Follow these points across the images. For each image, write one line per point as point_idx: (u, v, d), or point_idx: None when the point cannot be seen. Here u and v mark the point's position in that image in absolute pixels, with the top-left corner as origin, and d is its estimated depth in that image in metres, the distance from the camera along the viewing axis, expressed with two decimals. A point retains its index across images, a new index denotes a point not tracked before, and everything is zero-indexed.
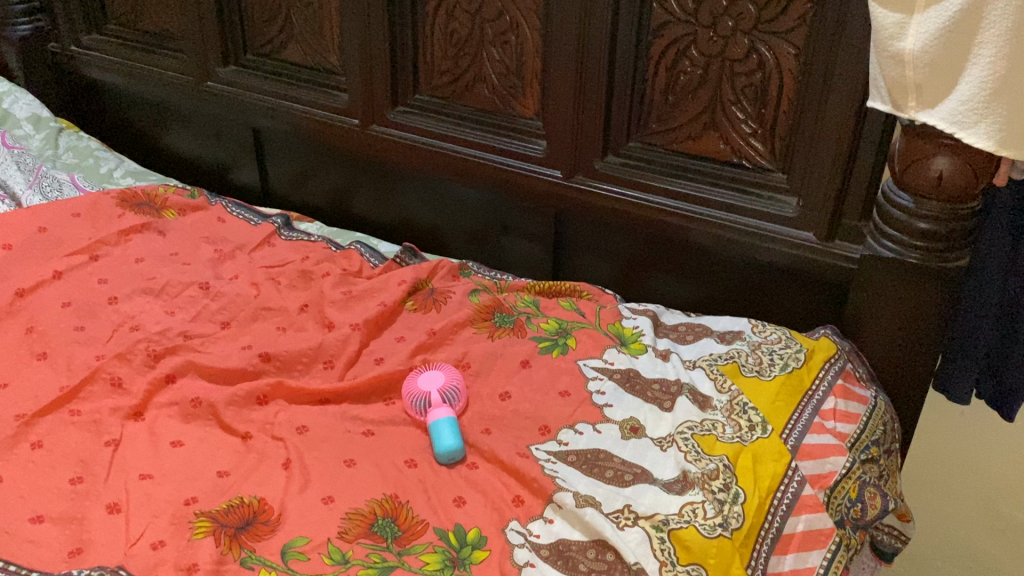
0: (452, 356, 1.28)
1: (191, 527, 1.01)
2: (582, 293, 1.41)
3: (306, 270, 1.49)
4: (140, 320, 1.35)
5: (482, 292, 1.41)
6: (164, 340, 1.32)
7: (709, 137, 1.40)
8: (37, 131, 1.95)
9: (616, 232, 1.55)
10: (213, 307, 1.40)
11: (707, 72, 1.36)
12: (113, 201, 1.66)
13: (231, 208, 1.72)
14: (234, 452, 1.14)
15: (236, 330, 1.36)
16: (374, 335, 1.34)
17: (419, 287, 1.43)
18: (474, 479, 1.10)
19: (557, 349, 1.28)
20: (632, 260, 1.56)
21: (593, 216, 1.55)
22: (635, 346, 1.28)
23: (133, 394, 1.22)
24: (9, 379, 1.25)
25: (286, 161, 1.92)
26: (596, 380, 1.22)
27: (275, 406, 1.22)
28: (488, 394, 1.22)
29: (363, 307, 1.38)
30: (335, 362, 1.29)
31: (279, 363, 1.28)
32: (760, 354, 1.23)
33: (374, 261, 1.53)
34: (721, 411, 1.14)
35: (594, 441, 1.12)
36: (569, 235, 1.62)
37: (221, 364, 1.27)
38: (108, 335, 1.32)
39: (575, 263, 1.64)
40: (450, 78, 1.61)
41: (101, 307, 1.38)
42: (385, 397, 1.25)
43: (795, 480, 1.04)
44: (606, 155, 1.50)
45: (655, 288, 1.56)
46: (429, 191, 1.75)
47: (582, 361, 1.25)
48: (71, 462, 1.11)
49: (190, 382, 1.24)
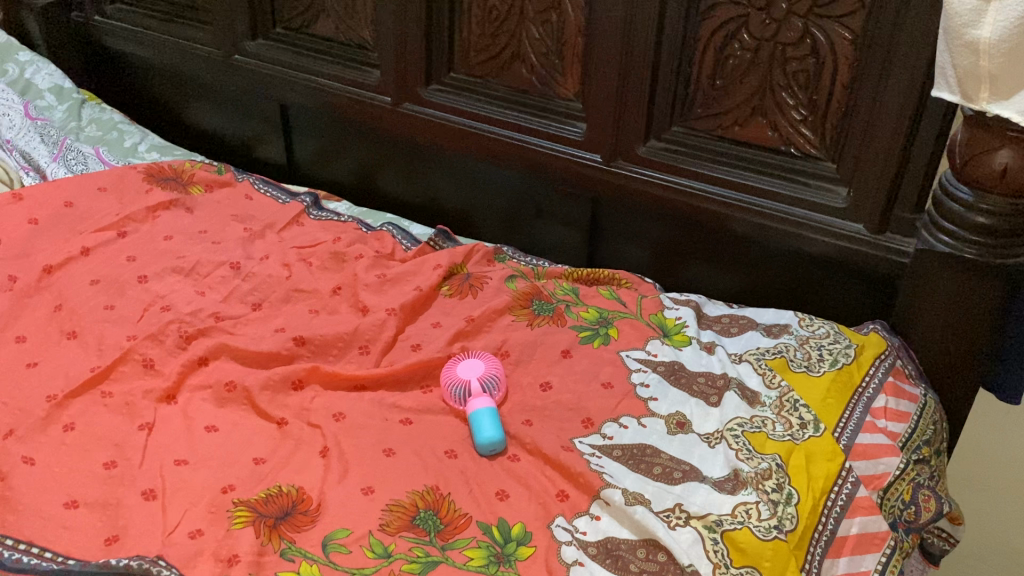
0: (490, 343, 1.25)
1: (230, 515, 0.99)
2: (622, 281, 1.37)
3: (338, 251, 1.46)
4: (171, 299, 1.32)
5: (519, 278, 1.38)
6: (195, 321, 1.29)
7: (757, 123, 1.37)
8: (60, 101, 1.92)
9: (654, 219, 1.52)
10: (244, 288, 1.37)
11: (758, 56, 1.32)
12: (139, 176, 1.63)
13: (258, 184, 1.69)
14: (270, 439, 1.12)
15: (268, 312, 1.34)
16: (410, 320, 1.31)
17: (454, 272, 1.40)
18: (517, 472, 1.07)
19: (598, 339, 1.24)
20: (670, 249, 1.53)
21: (631, 202, 1.52)
22: (679, 338, 1.25)
23: (166, 376, 1.19)
24: (39, 358, 1.22)
25: (314, 139, 1.89)
26: (640, 372, 1.19)
27: (311, 391, 1.19)
28: (529, 384, 1.19)
29: (399, 291, 1.35)
30: (370, 347, 1.26)
31: (314, 348, 1.25)
32: (808, 349, 1.20)
33: (407, 244, 1.50)
34: (770, 408, 1.11)
35: (639, 436, 1.09)
36: (605, 221, 1.58)
37: (254, 347, 1.24)
38: (138, 314, 1.29)
39: (610, 250, 1.60)
40: (487, 56, 1.56)
41: (130, 286, 1.35)
42: (423, 385, 1.22)
43: (849, 481, 1.01)
44: (648, 139, 1.46)
45: (694, 277, 1.53)
46: (461, 172, 1.71)
47: (625, 352, 1.22)
48: (105, 446, 1.08)
49: (223, 366, 1.22)
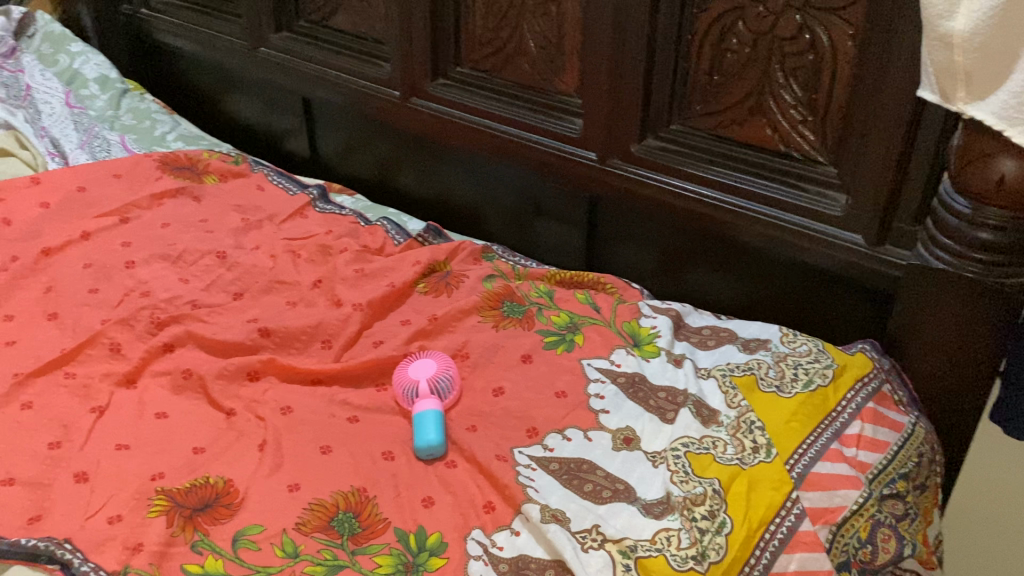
0: (451, 345, 1.21)
1: (149, 504, 0.99)
2: (606, 286, 1.31)
3: (326, 244, 1.45)
4: (152, 286, 1.34)
5: (497, 279, 1.34)
6: (170, 308, 1.30)
7: (757, 123, 1.27)
8: (103, 91, 1.96)
9: (654, 221, 1.45)
10: (227, 277, 1.38)
11: (755, 52, 1.22)
12: (153, 164, 1.67)
13: (272, 175, 1.70)
14: (214, 429, 1.12)
15: (246, 302, 1.34)
16: (379, 316, 1.29)
17: (434, 269, 1.37)
18: (449, 479, 1.03)
19: (562, 345, 1.19)
20: (671, 253, 1.45)
21: (630, 204, 1.45)
22: (648, 348, 1.18)
23: (129, 361, 1.21)
24: (17, 337, 1.26)
25: (336, 132, 1.89)
26: (597, 383, 1.12)
27: (265, 383, 1.19)
28: (481, 388, 1.15)
29: (373, 287, 1.33)
30: (333, 342, 1.24)
31: (278, 340, 1.25)
32: (783, 367, 1.11)
33: (398, 239, 1.47)
34: (725, 429, 1.03)
35: (580, 450, 1.03)
36: (607, 222, 1.52)
37: (218, 336, 1.24)
38: (118, 299, 1.31)
39: (613, 251, 1.54)
40: (491, 50, 1.53)
41: (117, 271, 1.38)
42: (378, 383, 1.19)
43: (793, 513, 0.92)
44: (645, 138, 1.39)
45: (696, 284, 1.45)
46: (470, 169, 1.68)
47: (587, 361, 1.16)
48: (53, 426, 1.10)
49: (186, 354, 1.23)
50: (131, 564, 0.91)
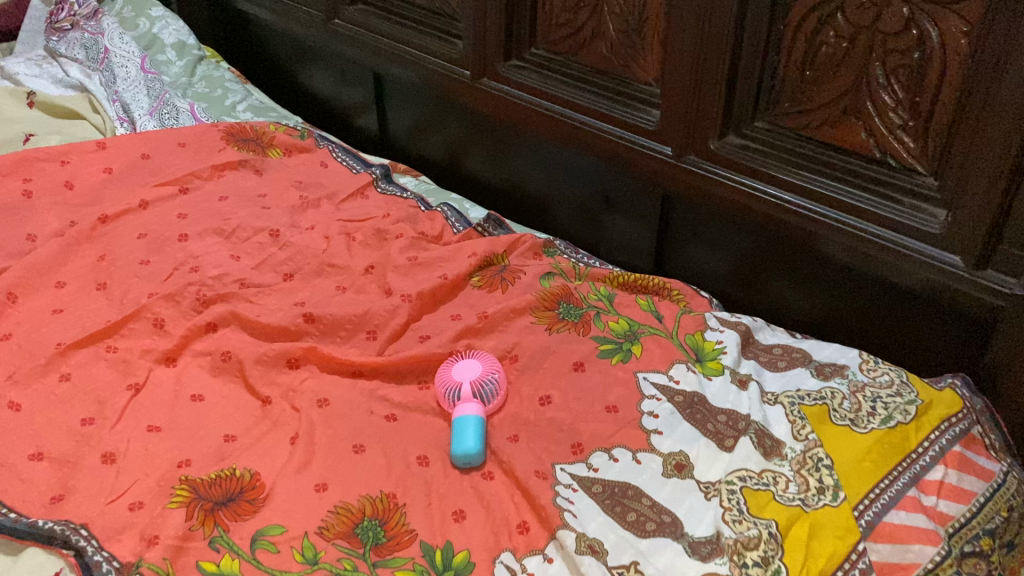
0: (500, 345, 1.14)
1: (171, 493, 0.95)
2: (673, 292, 1.23)
3: (382, 227, 1.39)
4: (202, 261, 1.31)
5: (556, 277, 1.26)
6: (218, 285, 1.27)
7: (850, 125, 1.15)
8: (179, 57, 1.95)
9: (732, 225, 1.34)
10: (279, 256, 1.34)
11: (854, 46, 1.10)
12: (218, 134, 1.64)
13: (337, 152, 1.66)
14: (247, 418, 1.08)
15: (296, 284, 1.30)
16: (428, 308, 1.23)
17: (491, 262, 1.31)
18: (484, 492, 0.97)
19: (618, 355, 1.11)
20: (747, 259, 1.35)
21: (707, 206, 1.35)
22: (712, 365, 1.08)
23: (171, 338, 1.18)
24: (65, 305, 1.24)
25: (407, 110, 1.83)
26: (652, 401, 1.04)
27: (305, 372, 1.14)
28: (528, 395, 1.08)
29: (425, 277, 1.27)
30: (378, 333, 1.19)
31: (322, 326, 1.20)
32: (859, 399, 1.01)
33: (458, 227, 1.41)
34: (789, 464, 0.94)
35: (626, 473, 0.95)
36: (679, 221, 1.42)
37: (262, 319, 1.20)
38: (167, 273, 1.29)
39: (685, 251, 1.44)
40: (568, 31, 1.44)
41: (170, 243, 1.35)
42: (420, 380, 1.13)
43: (858, 567, 0.83)
44: (726, 134, 1.28)
45: (773, 293, 1.34)
46: (540, 156, 1.60)
47: (643, 374, 1.08)
48: (89, 401, 1.08)
49: (229, 336, 1.19)
50: (145, 557, 0.88)
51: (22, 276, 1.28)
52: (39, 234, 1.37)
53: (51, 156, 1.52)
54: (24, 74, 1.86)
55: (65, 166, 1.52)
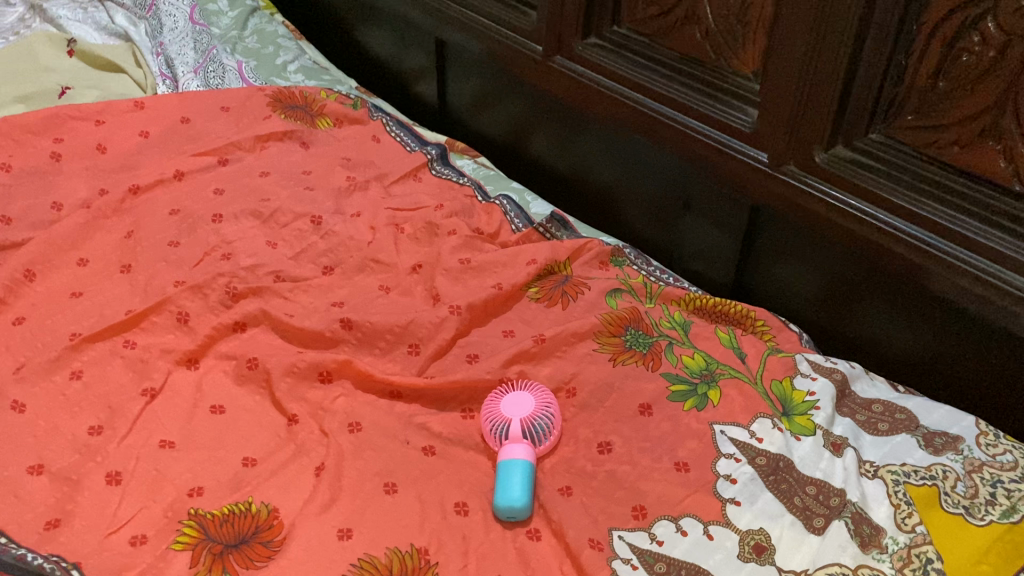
0: (557, 374, 1.01)
1: (177, 530, 0.84)
2: (758, 323, 1.09)
3: (434, 220, 1.26)
4: (235, 247, 1.19)
5: (625, 295, 1.12)
6: (250, 277, 1.15)
7: (988, 150, 0.98)
8: (230, 8, 1.79)
9: (829, 247, 1.17)
10: (320, 246, 1.22)
11: (1004, 58, 0.92)
12: (265, 99, 1.52)
13: (391, 126, 1.52)
14: (270, 439, 0.97)
15: (335, 280, 1.17)
16: (478, 322, 1.10)
17: (551, 271, 1.17)
18: (528, 556, 0.84)
19: (692, 399, 0.97)
20: (844, 287, 1.18)
21: (802, 223, 1.18)
22: (801, 422, 0.94)
23: (194, 336, 1.07)
24: (85, 289, 1.14)
25: (469, 81, 1.68)
26: (730, 462, 0.90)
27: (337, 388, 1.02)
28: (585, 438, 0.95)
29: (478, 285, 1.14)
30: (421, 348, 1.06)
31: (360, 335, 1.07)
32: (976, 482, 0.86)
33: (517, 225, 1.28)
34: (890, 560, 0.80)
35: (696, 551, 0.83)
36: (768, 235, 1.26)
37: (295, 321, 1.08)
38: (196, 258, 1.17)
39: (772, 268, 1.28)
40: (657, 11, 1.27)
41: (202, 223, 1.24)
42: (463, 408, 1.01)
43: None
44: (834, 145, 1.12)
45: (867, 326, 1.18)
46: (613, 145, 1.44)
47: (720, 427, 0.94)
48: (99, 407, 0.98)
49: (258, 339, 1.08)
50: None
51: (42, 251, 1.17)
52: (65, 202, 1.27)
53: (85, 115, 1.41)
54: (66, 19, 1.75)
55: (100, 126, 1.41)
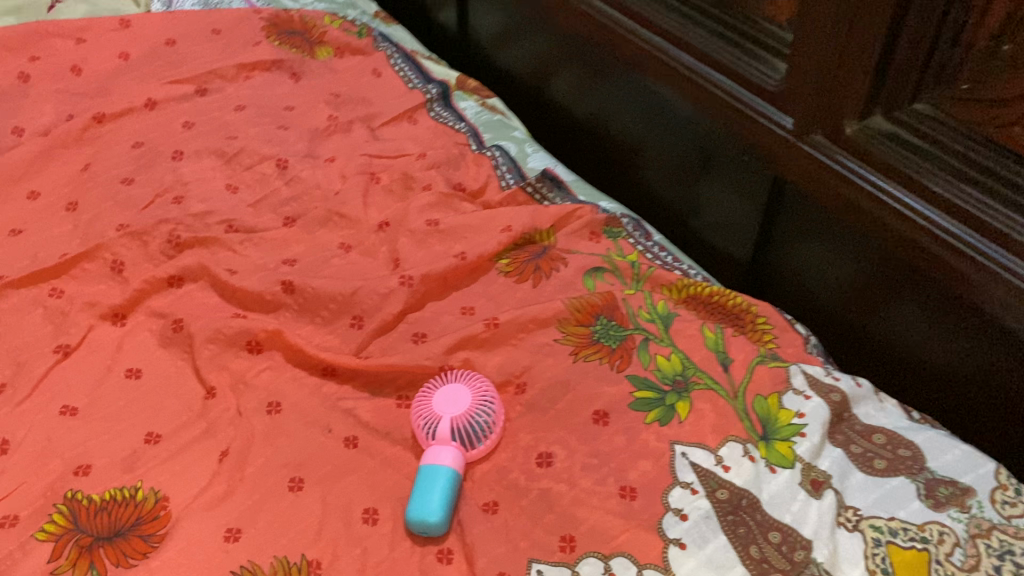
0: (508, 366, 0.88)
1: (48, 517, 0.77)
2: (760, 320, 0.93)
3: (411, 172, 1.14)
4: (189, 188, 1.09)
5: (607, 275, 0.97)
6: (198, 224, 1.05)
7: None
8: None
9: (854, 235, 0.98)
10: (282, 194, 1.11)
11: None
12: (260, 24, 1.39)
13: (395, 59, 1.37)
14: (181, 412, 0.87)
15: (292, 233, 1.06)
16: (436, 294, 0.97)
17: (530, 240, 1.02)
18: None
19: (657, 411, 0.83)
20: (869, 283, 0.99)
21: (824, 204, 0.99)
22: (780, 450, 0.79)
23: (124, 287, 0.98)
24: (25, 226, 1.06)
25: (489, 10, 1.51)
26: (684, 493, 0.76)
27: (264, 360, 0.92)
28: (526, 445, 0.83)
29: (442, 251, 1.01)
30: (365, 321, 0.94)
31: (301, 300, 0.96)
32: (979, 551, 0.70)
33: (506, 182, 1.13)
34: None
35: None
36: (787, 212, 1.07)
37: (233, 279, 0.98)
38: (145, 199, 1.08)
39: (790, 250, 1.09)
40: None
41: (161, 160, 1.14)
42: (399, 394, 0.89)
43: None
44: (872, 113, 0.93)
45: (892, 330, 0.99)
46: (626, 93, 1.25)
47: (682, 448, 0.79)
48: (6, 362, 0.90)
49: (192, 296, 0.98)
50: None
51: None
52: (26, 127, 1.18)
53: (65, 32, 1.32)
54: None
55: (79, 45, 1.31)
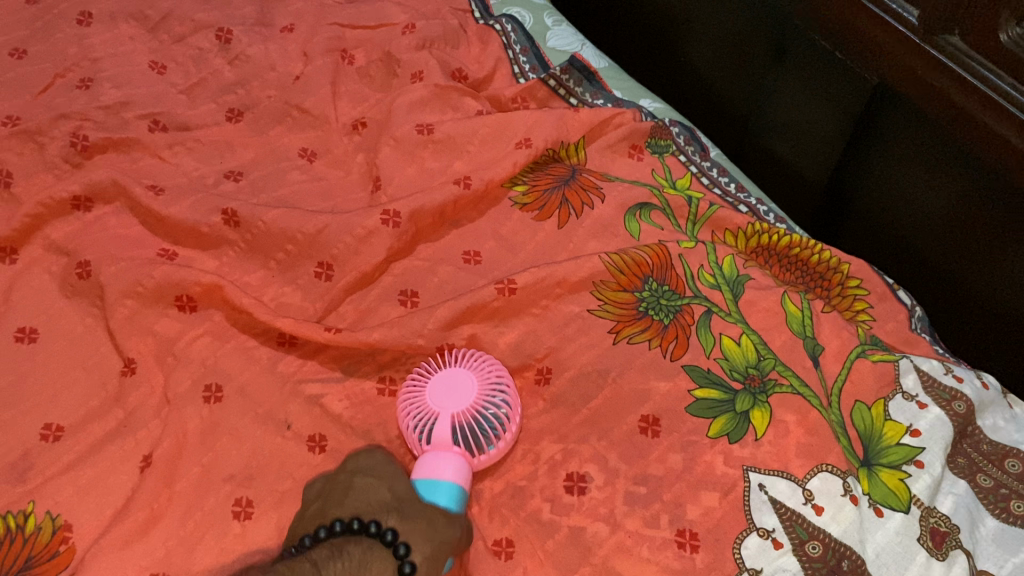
0: (524, 347, 0.67)
1: None
2: (854, 281, 0.72)
3: (395, 52, 0.88)
4: (101, 68, 0.84)
5: (655, 213, 0.75)
6: (113, 121, 0.80)
7: None
8: None
9: (985, 172, 0.72)
10: (225, 78, 0.85)
11: None
12: None
13: None
14: (89, 396, 0.65)
15: (239, 133, 0.81)
16: (428, 233, 0.75)
17: (552, 158, 0.80)
18: None
19: (724, 420, 0.62)
20: (991, 236, 0.74)
21: (949, 126, 0.73)
22: (888, 484, 0.59)
23: (12, 209, 0.73)
24: None
25: None
26: (764, 545, 0.57)
27: (201, 323, 0.69)
28: (550, 462, 0.62)
29: (437, 172, 0.77)
30: (335, 270, 0.71)
31: (250, 237, 0.73)
32: None
33: (519, 71, 0.88)
34: None
35: None
36: (886, 126, 0.81)
37: (160, 203, 0.74)
38: (42, 81, 0.82)
39: (885, 175, 0.84)
40: None
41: (64, 25, 0.88)
42: (381, 375, 0.67)
43: None
44: None
45: (1006, 294, 0.76)
46: None
47: (759, 477, 0.60)
48: None
49: (104, 225, 0.74)
50: None
51: None
52: None
53: None
54: None
55: None
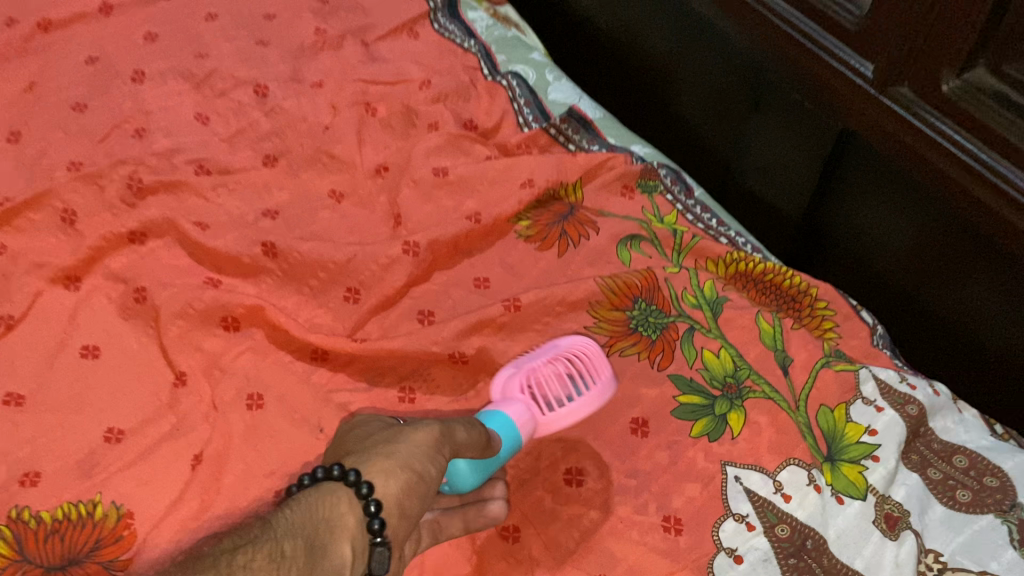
0: None
1: None
2: (823, 304, 0.80)
3: (413, 105, 0.98)
4: (152, 120, 0.94)
5: (645, 245, 0.85)
6: (164, 166, 0.90)
7: None
8: None
9: (935, 207, 0.82)
10: (262, 128, 0.96)
11: None
12: None
13: None
14: (146, 403, 0.74)
15: (275, 176, 0.91)
16: (444, 262, 0.84)
17: (554, 197, 0.89)
18: None
19: (705, 421, 0.71)
20: (944, 264, 0.84)
21: (903, 167, 0.83)
22: (849, 476, 0.68)
23: (76, 243, 0.83)
24: None
25: None
26: (739, 528, 0.65)
27: (243, 340, 0.78)
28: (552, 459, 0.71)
29: (452, 209, 0.87)
30: (362, 295, 0.81)
31: (286, 265, 0.82)
32: None
33: (523, 121, 0.98)
34: None
35: None
36: (851, 168, 0.90)
37: (207, 237, 0.83)
38: (101, 132, 0.93)
39: (851, 212, 0.93)
40: None
41: (120, 83, 0.99)
42: (402, 385, 0.76)
43: None
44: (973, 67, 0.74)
45: (959, 316, 0.85)
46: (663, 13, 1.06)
47: (735, 471, 0.68)
48: None
49: (157, 256, 0.83)
50: None
51: None
52: None
53: None
54: None
55: None
